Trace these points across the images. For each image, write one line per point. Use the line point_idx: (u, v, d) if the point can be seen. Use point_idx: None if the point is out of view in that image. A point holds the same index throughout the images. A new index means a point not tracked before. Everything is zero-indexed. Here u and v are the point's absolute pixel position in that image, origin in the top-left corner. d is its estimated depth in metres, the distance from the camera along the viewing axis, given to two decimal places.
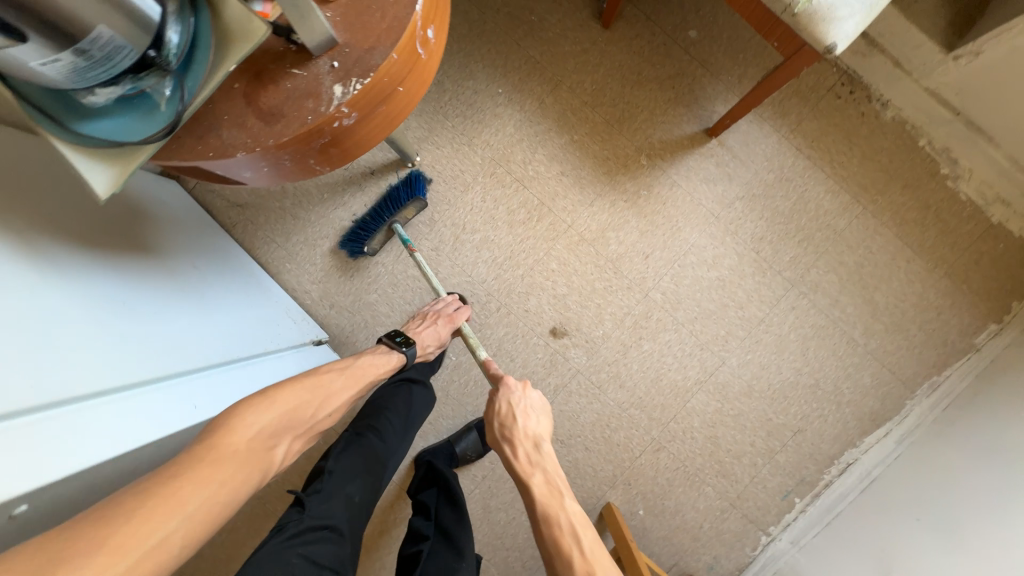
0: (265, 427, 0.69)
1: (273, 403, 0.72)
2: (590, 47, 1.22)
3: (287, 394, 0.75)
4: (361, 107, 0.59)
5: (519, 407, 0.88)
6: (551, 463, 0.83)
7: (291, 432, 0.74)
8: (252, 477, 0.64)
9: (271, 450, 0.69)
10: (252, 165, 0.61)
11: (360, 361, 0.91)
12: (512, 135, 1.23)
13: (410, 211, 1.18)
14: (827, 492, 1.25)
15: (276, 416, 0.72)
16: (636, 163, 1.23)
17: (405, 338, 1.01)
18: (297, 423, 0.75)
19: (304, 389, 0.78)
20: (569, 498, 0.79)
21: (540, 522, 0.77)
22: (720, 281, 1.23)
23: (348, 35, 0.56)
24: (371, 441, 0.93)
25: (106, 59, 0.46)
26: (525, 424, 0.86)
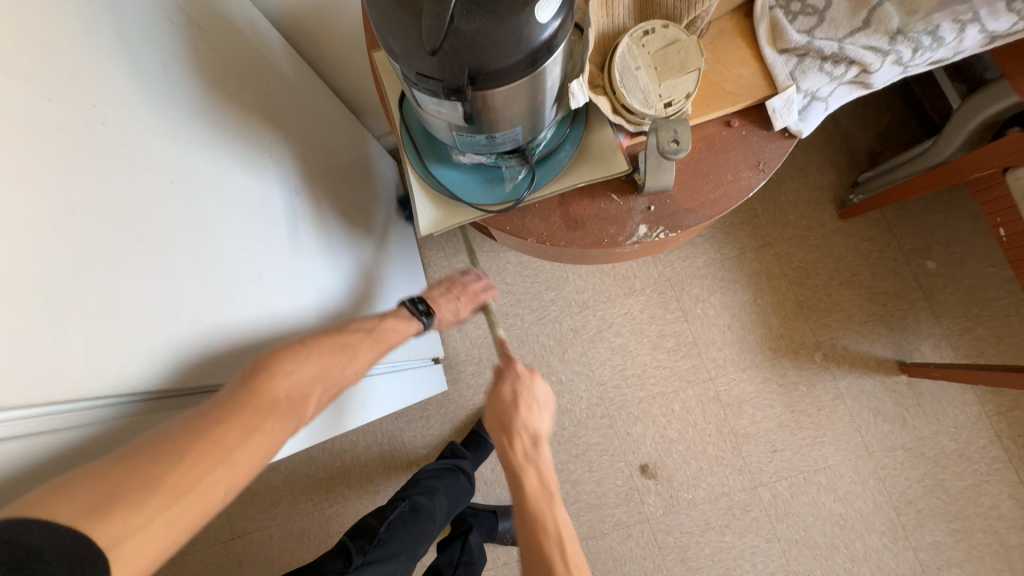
0: (306, 376, 0.50)
1: (319, 350, 0.53)
2: (816, 227, 1.18)
3: (325, 339, 0.54)
4: (645, 246, 0.62)
5: (529, 396, 0.65)
6: (545, 457, 0.63)
7: (330, 384, 0.53)
8: (288, 421, 0.47)
9: (311, 404, 0.51)
10: (526, 247, 0.64)
11: (384, 325, 0.62)
12: (698, 267, 1.22)
13: None
14: None
15: (316, 365, 0.52)
16: (808, 355, 1.15)
17: (427, 307, 0.67)
18: (339, 383, 0.55)
19: (355, 341, 0.57)
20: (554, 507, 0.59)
21: (521, 531, 0.59)
22: (840, 519, 1.10)
23: (675, 191, 0.59)
24: (421, 513, 0.90)
25: (499, 144, 0.52)
26: (528, 419, 0.64)
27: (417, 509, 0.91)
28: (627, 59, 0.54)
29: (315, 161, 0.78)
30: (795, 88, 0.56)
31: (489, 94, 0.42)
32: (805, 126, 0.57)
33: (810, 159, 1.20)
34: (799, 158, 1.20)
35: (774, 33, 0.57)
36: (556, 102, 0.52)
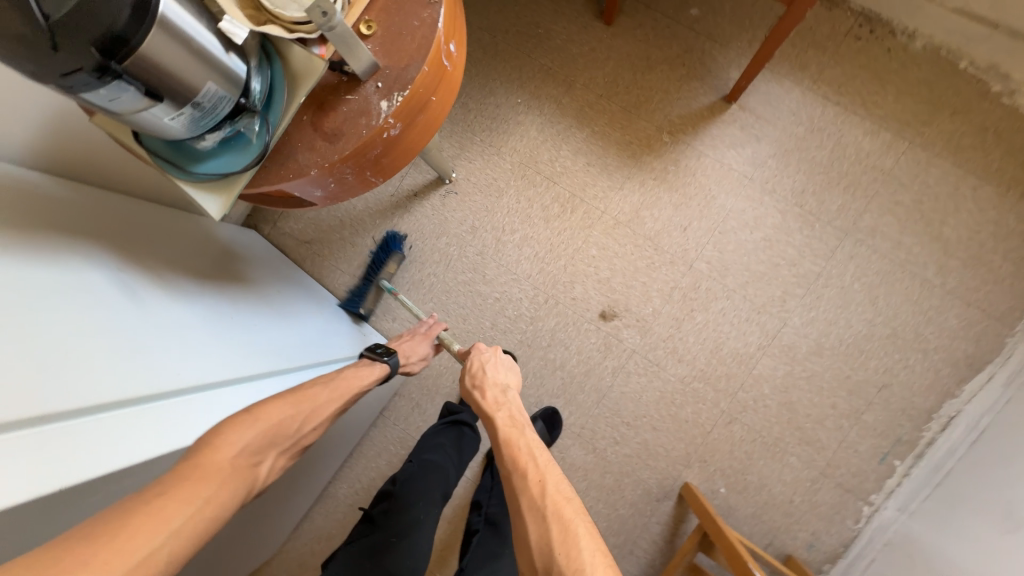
0: (249, 445, 0.66)
1: (258, 418, 0.69)
2: (597, 45, 1.31)
3: (268, 410, 0.72)
4: (403, 117, 0.70)
5: (490, 360, 0.89)
6: (516, 403, 0.83)
7: (273, 449, 0.71)
8: (235, 483, 0.62)
9: (253, 468, 0.66)
10: (322, 182, 0.72)
11: (348, 372, 0.89)
12: (536, 138, 1.32)
13: (393, 266, 1.31)
14: (930, 450, 1.14)
15: (259, 435, 0.68)
16: (658, 141, 1.27)
17: (385, 348, 0.98)
18: (281, 438, 0.72)
19: (287, 407, 0.74)
20: (526, 431, 0.77)
21: (506, 459, 0.74)
22: (766, 242, 1.22)
23: (387, 60, 0.68)
24: (430, 468, 0.98)
25: (212, 109, 0.60)
26: (504, 380, 0.87)
27: (426, 464, 0.99)
28: None
29: (130, 245, 0.84)
30: None
31: (139, 57, 0.49)
32: None
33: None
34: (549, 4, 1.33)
35: None
36: (230, 49, 0.58)
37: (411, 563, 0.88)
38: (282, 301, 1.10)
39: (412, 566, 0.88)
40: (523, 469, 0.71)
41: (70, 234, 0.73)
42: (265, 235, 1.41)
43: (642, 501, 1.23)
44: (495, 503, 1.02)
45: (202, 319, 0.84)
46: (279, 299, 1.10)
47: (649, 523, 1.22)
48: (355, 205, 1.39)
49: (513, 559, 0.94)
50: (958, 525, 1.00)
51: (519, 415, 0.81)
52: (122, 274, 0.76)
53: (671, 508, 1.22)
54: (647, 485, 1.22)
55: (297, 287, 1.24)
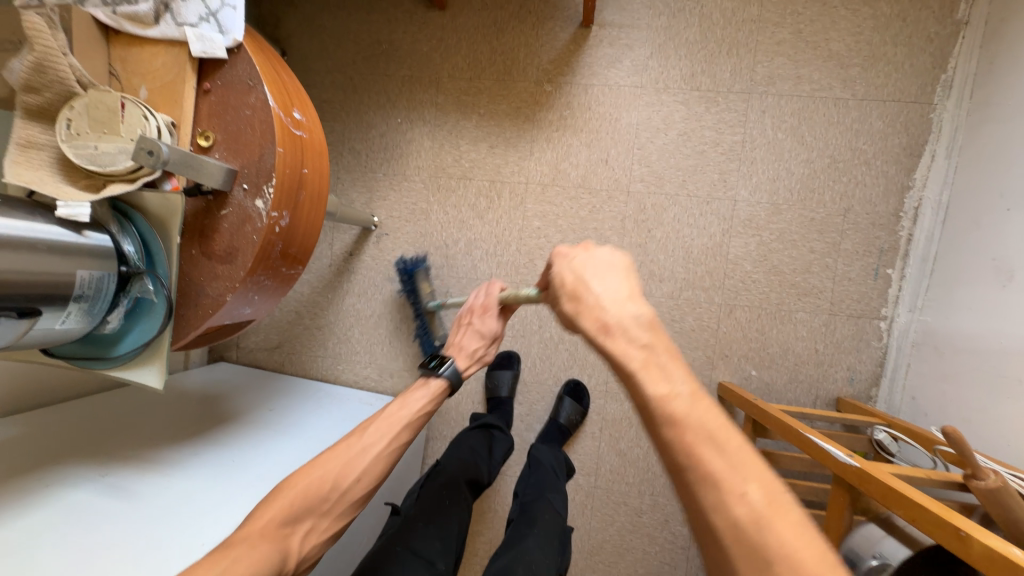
0: (275, 515, 0.62)
1: (282, 491, 0.65)
2: (443, 33, 1.28)
3: (300, 474, 0.67)
4: (285, 205, 0.69)
5: (585, 267, 0.57)
6: (637, 330, 0.51)
7: (312, 513, 0.64)
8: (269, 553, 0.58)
9: (288, 539, 0.62)
10: (244, 298, 0.71)
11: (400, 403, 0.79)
12: (432, 146, 1.30)
13: (426, 286, 1.26)
14: (913, 245, 1.18)
15: (285, 505, 0.63)
16: (543, 94, 1.25)
17: (438, 358, 0.87)
18: (316, 502, 0.65)
19: (322, 461, 0.69)
20: (675, 379, 0.48)
21: (666, 451, 0.46)
22: (683, 136, 1.22)
23: (240, 160, 0.65)
24: (457, 464, 0.97)
25: (98, 292, 0.58)
26: (611, 299, 0.53)
27: (454, 459, 0.98)
28: (82, 151, 0.58)
29: (108, 443, 0.84)
30: (190, 28, 0.63)
31: None
32: (232, 32, 0.63)
33: (385, 9, 1.29)
34: (381, 17, 1.30)
35: (138, 21, 0.63)
36: (84, 230, 0.57)
37: (437, 545, 0.82)
38: (281, 413, 1.10)
39: (438, 552, 0.81)
40: (703, 461, 0.43)
41: (47, 465, 0.75)
42: (237, 360, 1.40)
43: None
44: (528, 490, 0.99)
45: (210, 472, 0.84)
46: (278, 413, 1.09)
47: None
48: (303, 292, 1.36)
49: (540, 535, 0.87)
50: (963, 299, 1.04)
51: (658, 343, 0.50)
52: (108, 479, 0.77)
53: None
54: None
55: (295, 392, 1.23)
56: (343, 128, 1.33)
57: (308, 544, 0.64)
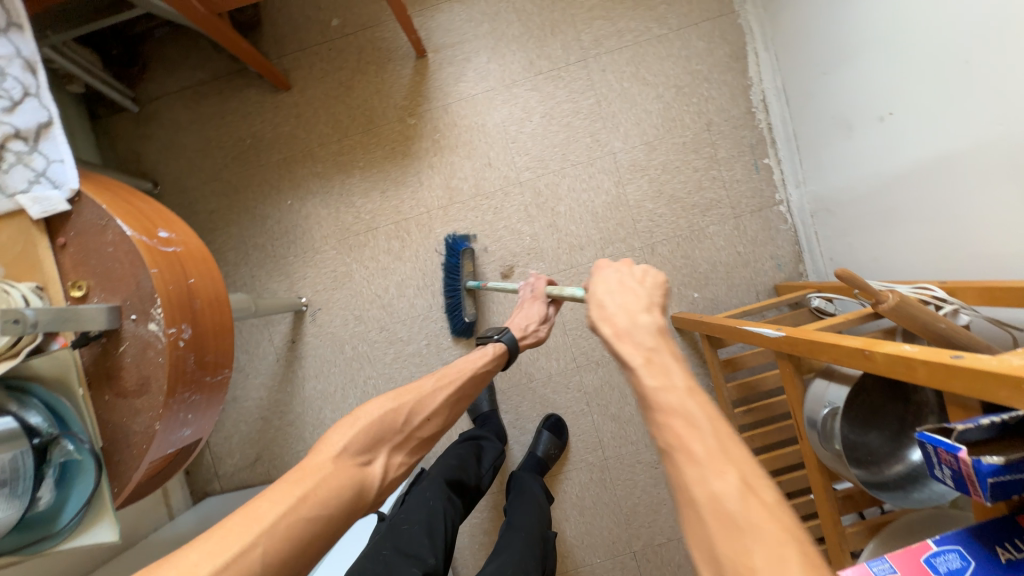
0: (351, 444, 0.66)
1: (360, 420, 0.69)
2: (298, 109, 1.33)
3: (372, 408, 0.71)
4: (181, 317, 0.70)
5: (603, 287, 0.74)
6: (643, 336, 0.63)
7: (388, 445, 0.70)
8: (353, 472, 0.63)
9: (365, 466, 0.65)
10: (176, 421, 0.71)
11: (460, 364, 0.85)
12: (329, 213, 1.33)
13: (468, 265, 1.27)
14: (775, 131, 1.29)
15: (359, 436, 0.67)
16: (410, 128, 1.32)
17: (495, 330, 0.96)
18: (389, 433, 0.70)
19: (391, 400, 0.73)
20: (673, 374, 0.57)
21: (660, 437, 0.53)
22: (546, 116, 1.31)
23: (119, 295, 0.67)
24: (440, 468, 1.02)
25: (15, 472, 0.57)
26: (624, 310, 0.68)
27: (442, 466, 1.03)
28: None
29: None
30: (23, 194, 0.65)
31: None
32: (67, 182, 0.66)
33: (237, 108, 1.34)
34: (236, 116, 1.34)
35: None
36: None
37: (426, 542, 0.89)
38: None
39: (427, 548, 0.88)
40: (687, 444, 0.50)
41: None
42: (222, 491, 1.35)
43: None
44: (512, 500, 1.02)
45: None
46: None
47: None
48: (263, 397, 1.35)
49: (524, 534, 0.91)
50: (827, 159, 1.15)
51: (662, 345, 0.62)
52: None
53: (682, 342, 1.31)
54: None
55: None
56: (239, 229, 1.35)
57: (388, 472, 0.69)
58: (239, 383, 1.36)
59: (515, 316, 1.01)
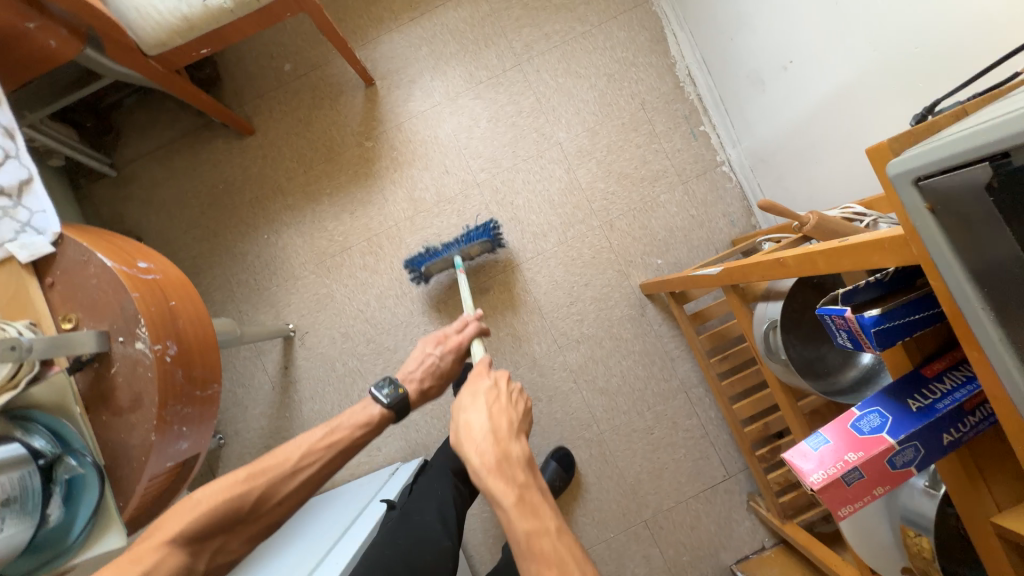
0: (190, 527, 0.69)
1: (206, 503, 0.71)
2: (263, 149, 1.43)
3: (213, 496, 0.72)
4: (166, 335, 0.76)
5: (463, 405, 0.79)
6: (483, 445, 0.71)
7: (226, 533, 0.73)
8: (180, 556, 0.68)
9: (202, 549, 0.70)
10: (172, 433, 0.76)
11: (346, 425, 0.84)
12: (304, 240, 1.41)
13: (474, 249, 1.28)
14: (704, 100, 1.39)
15: (201, 520, 0.70)
16: (369, 150, 1.41)
17: (392, 388, 0.88)
18: (236, 518, 0.73)
19: (241, 481, 0.74)
20: (544, 516, 0.64)
21: None
22: (492, 119, 1.40)
23: (106, 320, 0.73)
24: (446, 459, 1.08)
25: (25, 491, 0.61)
26: (487, 434, 0.73)
27: (448, 455, 1.09)
28: None
29: None
30: (11, 243, 0.72)
31: None
32: (50, 228, 0.74)
33: (208, 158, 1.43)
34: (207, 166, 1.43)
35: None
36: None
37: (439, 528, 0.95)
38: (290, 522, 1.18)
39: (441, 532, 0.95)
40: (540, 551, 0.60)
41: None
42: None
43: (637, 325, 1.36)
44: None
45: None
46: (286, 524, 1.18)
47: (657, 332, 1.36)
48: (264, 426, 1.39)
49: None
50: (751, 115, 1.24)
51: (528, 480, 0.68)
52: None
53: (655, 307, 1.36)
54: (628, 314, 1.36)
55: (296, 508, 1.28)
56: (222, 268, 1.42)
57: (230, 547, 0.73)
58: (239, 415, 1.40)
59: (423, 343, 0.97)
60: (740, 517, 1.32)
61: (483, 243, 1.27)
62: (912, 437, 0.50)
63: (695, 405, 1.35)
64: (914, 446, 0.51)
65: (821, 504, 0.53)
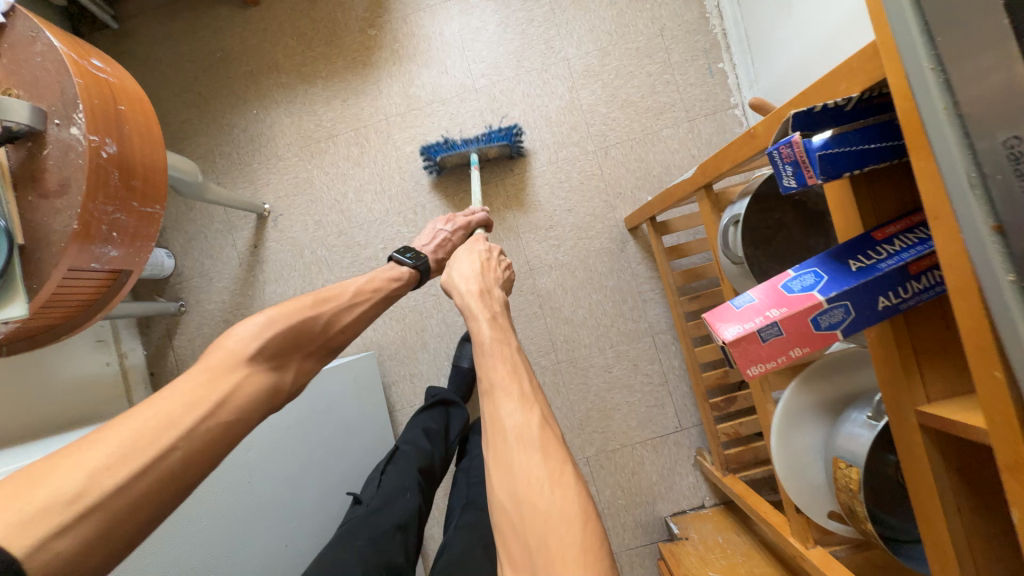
0: (268, 346, 0.68)
1: (281, 323, 0.70)
2: (264, 23, 1.39)
3: (291, 315, 0.72)
4: (105, 132, 0.74)
5: (454, 268, 0.87)
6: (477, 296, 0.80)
7: (301, 352, 0.73)
8: (262, 378, 0.66)
9: (279, 368, 0.69)
10: (98, 234, 0.74)
11: (379, 274, 0.91)
12: (291, 121, 1.38)
13: (490, 150, 1.26)
14: (728, 36, 1.30)
15: (281, 338, 0.70)
16: (370, 38, 1.36)
17: (412, 253, 0.99)
18: (306, 341, 0.74)
19: (309, 305, 0.76)
20: (520, 381, 0.64)
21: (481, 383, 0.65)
22: (501, 24, 1.34)
23: (45, 101, 0.71)
24: (415, 451, 1.03)
25: None
26: (480, 280, 0.84)
27: (415, 447, 1.04)
28: None
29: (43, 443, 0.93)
30: None
31: None
32: None
33: (209, 23, 1.40)
34: (207, 31, 1.40)
35: None
36: None
37: (399, 540, 0.89)
38: None
39: (399, 545, 0.89)
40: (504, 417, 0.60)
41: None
42: None
43: (615, 261, 1.31)
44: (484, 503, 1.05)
45: None
46: None
47: (634, 271, 1.30)
48: (225, 300, 1.38)
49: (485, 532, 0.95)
50: (771, 51, 1.15)
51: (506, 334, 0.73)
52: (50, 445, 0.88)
53: (636, 245, 1.30)
54: (607, 247, 1.31)
55: None
56: (208, 137, 1.40)
57: (301, 375, 0.73)
58: (203, 286, 1.40)
59: (434, 222, 1.09)
60: (685, 471, 1.28)
61: (501, 145, 1.25)
62: (844, 295, 0.45)
63: (659, 350, 1.29)
64: (844, 307, 0.45)
65: (731, 361, 0.48)
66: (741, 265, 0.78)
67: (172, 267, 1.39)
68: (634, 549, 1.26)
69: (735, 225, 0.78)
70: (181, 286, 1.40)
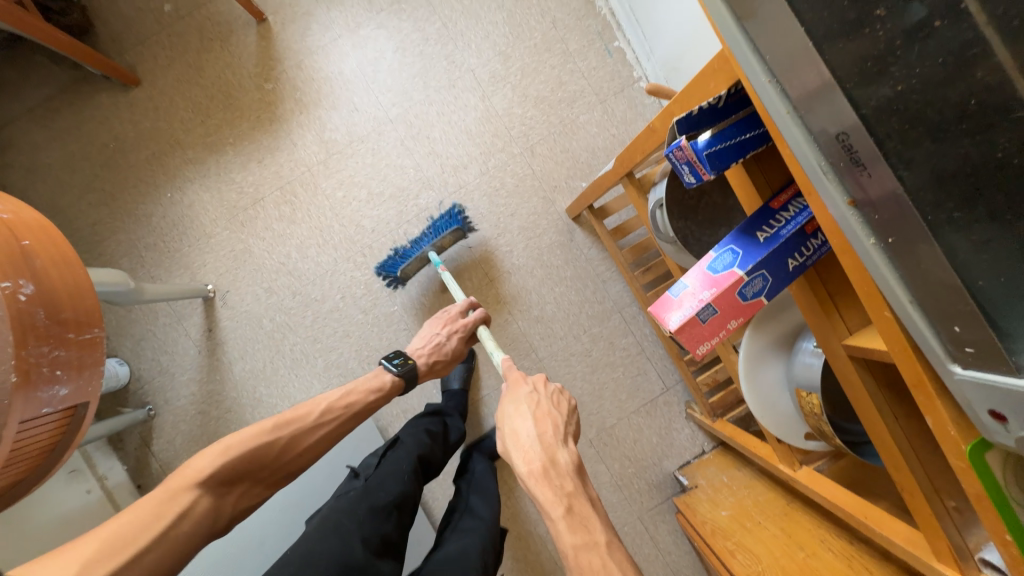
0: (217, 471, 0.72)
1: (233, 451, 0.74)
2: (153, 101, 1.32)
3: (245, 440, 0.76)
4: (17, 273, 0.70)
5: (511, 423, 0.70)
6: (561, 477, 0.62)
7: (248, 479, 0.76)
8: (211, 497, 0.71)
9: (219, 499, 0.72)
10: (40, 378, 0.71)
11: (356, 387, 0.93)
12: (211, 195, 1.33)
13: (446, 241, 1.22)
14: (616, 14, 1.35)
15: (228, 466, 0.73)
16: (270, 92, 1.32)
17: (399, 358, 1.01)
18: (259, 465, 0.77)
19: (268, 432, 0.79)
20: (593, 529, 0.58)
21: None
22: (398, 50, 1.33)
23: None
24: (416, 442, 1.03)
25: None
26: (540, 442, 0.66)
27: (415, 438, 1.04)
28: None
29: None
30: None
31: None
32: None
33: (92, 116, 1.32)
34: (93, 124, 1.32)
35: None
36: None
37: (393, 516, 0.89)
38: None
39: (393, 522, 0.89)
40: None
41: None
42: None
43: (567, 251, 1.35)
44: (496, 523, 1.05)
45: None
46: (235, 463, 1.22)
47: (587, 256, 1.35)
48: (194, 392, 1.33)
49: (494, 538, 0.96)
50: (657, 22, 1.21)
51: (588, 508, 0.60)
52: None
53: (582, 231, 1.35)
54: (558, 240, 1.35)
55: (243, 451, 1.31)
56: (126, 233, 1.33)
57: (243, 501, 0.75)
58: (167, 385, 1.34)
59: (430, 326, 1.09)
60: (680, 426, 1.37)
61: (454, 232, 1.21)
62: (759, 265, 0.50)
63: (629, 324, 1.36)
64: (763, 275, 0.51)
65: (681, 346, 0.53)
66: (675, 243, 0.83)
67: (128, 374, 1.33)
68: (653, 510, 1.34)
69: (661, 207, 0.84)
70: (143, 390, 1.34)
